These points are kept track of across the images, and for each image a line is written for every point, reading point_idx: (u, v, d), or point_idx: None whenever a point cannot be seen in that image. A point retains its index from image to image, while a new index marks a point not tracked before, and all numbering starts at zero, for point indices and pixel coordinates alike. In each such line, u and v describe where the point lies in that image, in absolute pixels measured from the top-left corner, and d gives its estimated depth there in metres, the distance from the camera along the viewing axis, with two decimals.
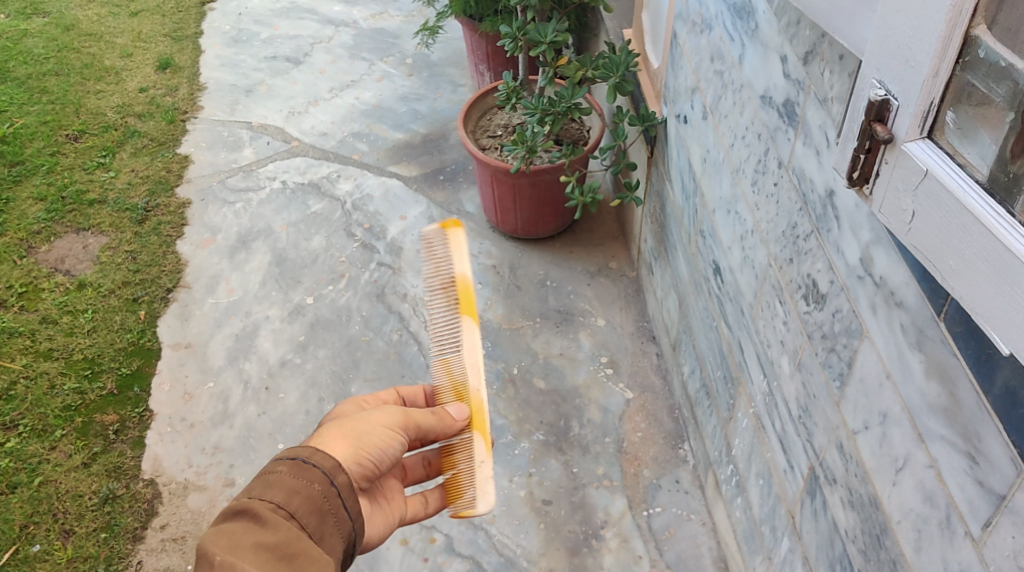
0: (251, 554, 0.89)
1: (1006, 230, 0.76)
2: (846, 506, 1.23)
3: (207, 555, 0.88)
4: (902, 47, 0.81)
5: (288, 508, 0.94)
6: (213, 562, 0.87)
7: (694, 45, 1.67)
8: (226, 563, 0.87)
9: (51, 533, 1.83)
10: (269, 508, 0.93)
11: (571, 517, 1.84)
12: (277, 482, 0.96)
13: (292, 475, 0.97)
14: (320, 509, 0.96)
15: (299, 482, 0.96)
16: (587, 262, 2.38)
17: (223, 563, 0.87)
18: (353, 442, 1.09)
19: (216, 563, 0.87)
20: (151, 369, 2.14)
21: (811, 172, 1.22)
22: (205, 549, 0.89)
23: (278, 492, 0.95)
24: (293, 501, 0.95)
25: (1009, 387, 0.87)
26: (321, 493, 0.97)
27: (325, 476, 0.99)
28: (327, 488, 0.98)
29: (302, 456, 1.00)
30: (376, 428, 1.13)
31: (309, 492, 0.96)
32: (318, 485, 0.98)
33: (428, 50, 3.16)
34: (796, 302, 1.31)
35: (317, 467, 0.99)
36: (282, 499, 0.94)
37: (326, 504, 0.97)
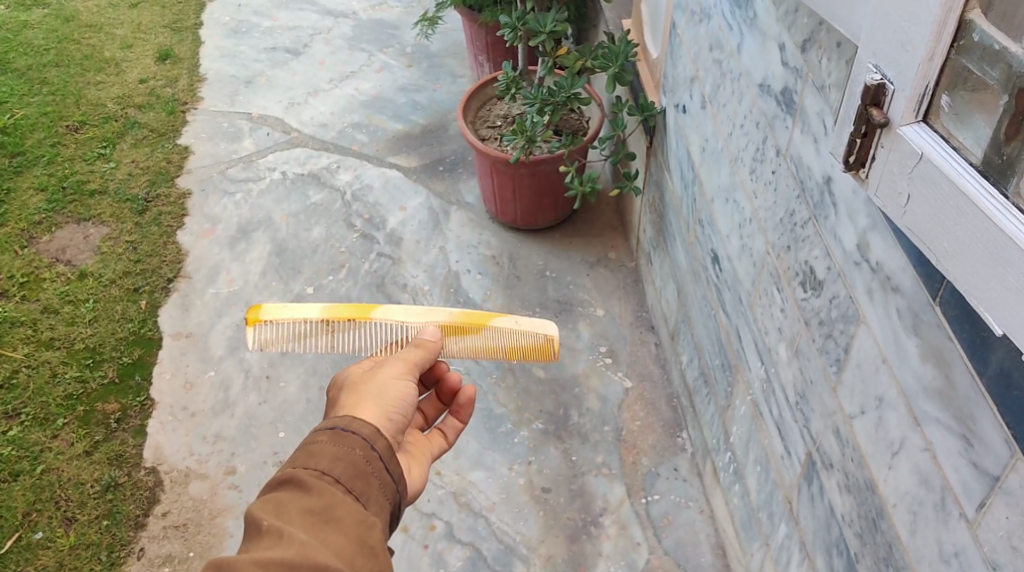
0: (298, 519, 0.89)
1: (1000, 212, 0.76)
2: (843, 490, 1.24)
3: (255, 522, 0.89)
4: (898, 31, 0.82)
5: (332, 474, 0.94)
6: (261, 528, 0.88)
7: (693, 35, 1.68)
8: (274, 527, 0.88)
9: (53, 520, 1.84)
10: (313, 475, 0.93)
11: (570, 504, 1.85)
12: (319, 451, 0.96)
13: (333, 444, 0.97)
14: (364, 473, 0.96)
15: (341, 449, 0.97)
16: (586, 253, 2.39)
17: (270, 528, 0.88)
18: (376, 402, 1.06)
19: (264, 528, 0.88)
20: (152, 359, 2.15)
21: (808, 159, 1.23)
22: (252, 517, 0.89)
23: (322, 459, 0.95)
24: (337, 467, 0.95)
25: (1004, 369, 0.88)
26: (363, 458, 0.97)
27: (364, 442, 0.99)
28: (369, 453, 0.98)
29: (341, 425, 1.00)
30: (392, 383, 1.10)
31: (353, 457, 0.97)
32: (359, 449, 0.98)
33: (427, 41, 3.16)
34: (793, 289, 1.32)
35: (356, 433, 0.99)
36: (326, 465, 0.95)
37: (369, 468, 0.97)
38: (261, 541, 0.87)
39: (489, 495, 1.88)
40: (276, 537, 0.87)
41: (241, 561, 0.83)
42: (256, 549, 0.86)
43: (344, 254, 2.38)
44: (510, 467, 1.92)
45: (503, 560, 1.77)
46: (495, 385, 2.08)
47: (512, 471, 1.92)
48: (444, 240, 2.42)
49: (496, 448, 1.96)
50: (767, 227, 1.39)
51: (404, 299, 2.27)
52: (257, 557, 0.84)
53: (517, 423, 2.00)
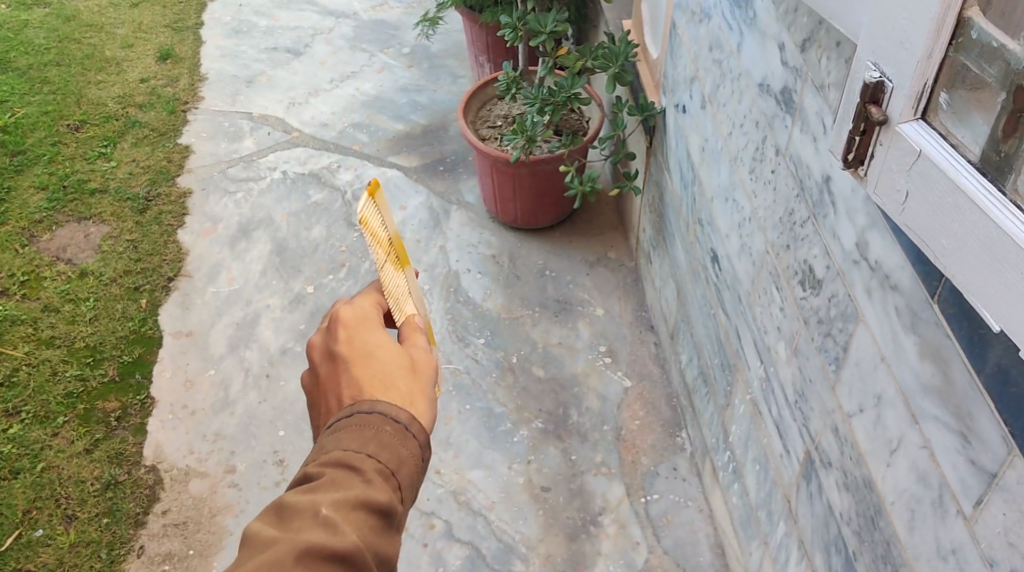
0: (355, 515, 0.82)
1: (998, 210, 0.77)
2: (841, 488, 1.24)
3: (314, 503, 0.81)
4: (897, 29, 0.83)
5: (395, 477, 0.86)
6: (317, 514, 0.80)
7: (693, 34, 1.68)
8: (331, 521, 0.80)
9: (53, 518, 1.84)
10: (380, 470, 0.85)
11: (570, 503, 1.86)
12: (385, 443, 0.86)
13: (399, 439, 0.87)
14: (415, 481, 0.88)
15: (405, 450, 0.87)
16: (586, 252, 2.39)
17: (327, 520, 0.80)
18: (428, 398, 0.94)
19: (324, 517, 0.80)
20: (152, 357, 2.15)
21: (808, 158, 1.23)
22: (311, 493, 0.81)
23: (389, 456, 0.86)
24: (402, 472, 0.86)
25: (1001, 366, 0.88)
26: (418, 465, 0.88)
27: (422, 449, 0.90)
28: (423, 461, 0.90)
29: (405, 420, 0.89)
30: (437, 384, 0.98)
31: (411, 462, 0.88)
32: (416, 455, 0.89)
33: (428, 42, 3.17)
34: (792, 287, 1.32)
35: (418, 438, 0.89)
36: (392, 464, 0.86)
37: (420, 477, 0.89)
38: (313, 528, 0.80)
39: (488, 494, 1.88)
40: (332, 530, 0.80)
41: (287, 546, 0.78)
42: (307, 535, 0.79)
43: (345, 253, 2.39)
44: (509, 466, 1.93)
45: (502, 559, 1.78)
46: (494, 384, 2.08)
47: (512, 470, 1.92)
48: (444, 239, 2.42)
49: (495, 447, 1.96)
50: (766, 226, 1.39)
51: None
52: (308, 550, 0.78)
53: (517, 421, 2.00)
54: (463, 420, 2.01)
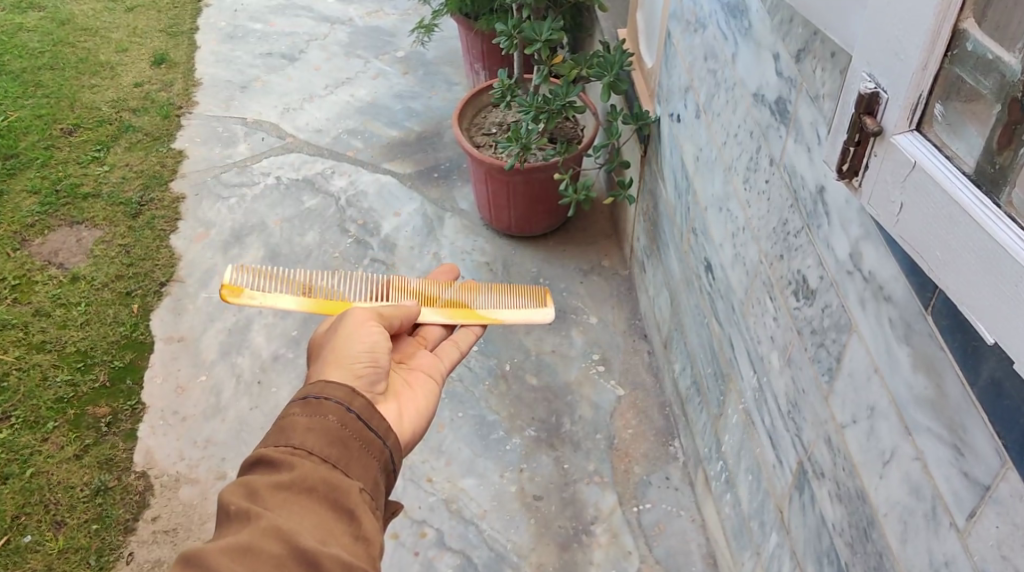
0: (270, 495, 0.91)
1: (993, 222, 0.77)
2: (834, 499, 1.24)
3: (224, 507, 0.91)
4: (891, 41, 0.84)
5: (305, 447, 0.95)
6: (229, 512, 0.90)
7: (687, 44, 1.69)
8: (242, 510, 0.90)
9: (42, 523, 1.83)
10: (285, 451, 0.95)
11: (562, 513, 1.85)
12: (292, 426, 0.97)
13: (304, 415, 0.98)
14: (340, 438, 0.98)
15: (313, 419, 0.98)
16: (580, 261, 2.39)
17: (238, 512, 0.90)
18: (339, 365, 1.06)
19: (236, 511, 0.90)
20: (144, 362, 2.14)
21: (802, 169, 1.23)
22: (222, 501, 0.92)
23: (295, 431, 0.97)
24: (309, 439, 0.96)
25: (995, 378, 0.88)
26: (337, 423, 0.99)
27: (339, 405, 1.00)
28: (343, 416, 1.00)
29: (313, 393, 1.01)
30: (355, 340, 1.10)
31: (327, 426, 0.98)
32: (333, 414, 0.99)
33: (423, 49, 3.17)
34: (786, 297, 1.32)
35: (329, 399, 1.00)
36: (299, 439, 0.96)
37: (345, 432, 0.98)
38: (231, 524, 0.90)
39: (480, 502, 1.87)
40: (244, 520, 0.89)
41: (205, 547, 0.86)
42: (225, 535, 0.89)
43: (339, 259, 2.38)
44: (501, 474, 1.92)
45: (494, 568, 1.77)
46: (487, 392, 2.08)
47: (504, 478, 1.91)
48: (439, 245, 2.42)
49: (487, 455, 1.96)
50: (760, 236, 1.39)
51: None
52: (220, 544, 0.86)
53: (509, 430, 2.00)
54: (455, 427, 2.00)
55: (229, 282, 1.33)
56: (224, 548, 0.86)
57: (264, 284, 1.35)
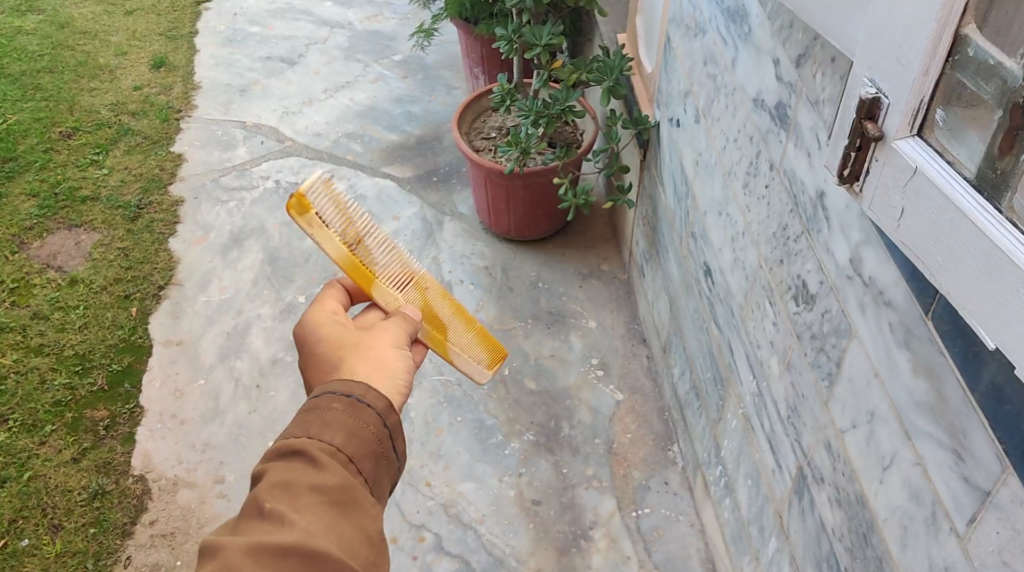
0: (303, 499, 0.92)
1: (995, 227, 0.77)
2: (833, 504, 1.24)
3: (257, 502, 0.91)
4: (892, 46, 0.84)
5: (343, 452, 0.97)
6: (263, 508, 0.90)
7: (687, 49, 1.69)
8: (277, 511, 0.90)
9: (39, 527, 1.83)
10: (325, 452, 0.96)
11: (560, 517, 1.85)
12: (334, 424, 0.98)
13: (347, 417, 0.99)
14: (374, 453, 1.00)
15: (356, 424, 0.99)
16: (578, 265, 2.39)
17: (273, 512, 0.90)
18: (385, 374, 1.08)
19: (270, 510, 0.90)
20: (142, 365, 2.14)
21: (802, 174, 1.23)
22: (256, 496, 0.91)
23: (336, 433, 0.97)
24: (350, 444, 0.97)
25: (995, 384, 0.88)
26: (374, 436, 1.00)
27: (379, 418, 1.01)
28: (381, 431, 1.01)
29: (356, 394, 1.02)
30: (392, 354, 1.12)
31: (367, 436, 0.99)
32: (373, 426, 1.00)
33: (422, 53, 3.17)
34: (785, 302, 1.32)
35: (371, 407, 1.01)
36: (340, 441, 0.97)
37: (379, 447, 1.00)
38: (262, 522, 0.89)
39: (478, 507, 1.87)
40: (278, 522, 0.89)
41: (234, 547, 0.86)
42: (255, 532, 0.88)
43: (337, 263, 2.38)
44: (500, 479, 1.92)
45: None
46: (485, 396, 2.07)
47: (502, 483, 1.91)
48: (438, 249, 2.42)
49: (486, 459, 1.95)
50: (760, 240, 1.39)
51: None
52: (253, 544, 0.86)
53: (508, 434, 2.00)
54: (453, 432, 2.00)
55: (300, 193, 1.23)
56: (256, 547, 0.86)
57: (327, 212, 1.27)
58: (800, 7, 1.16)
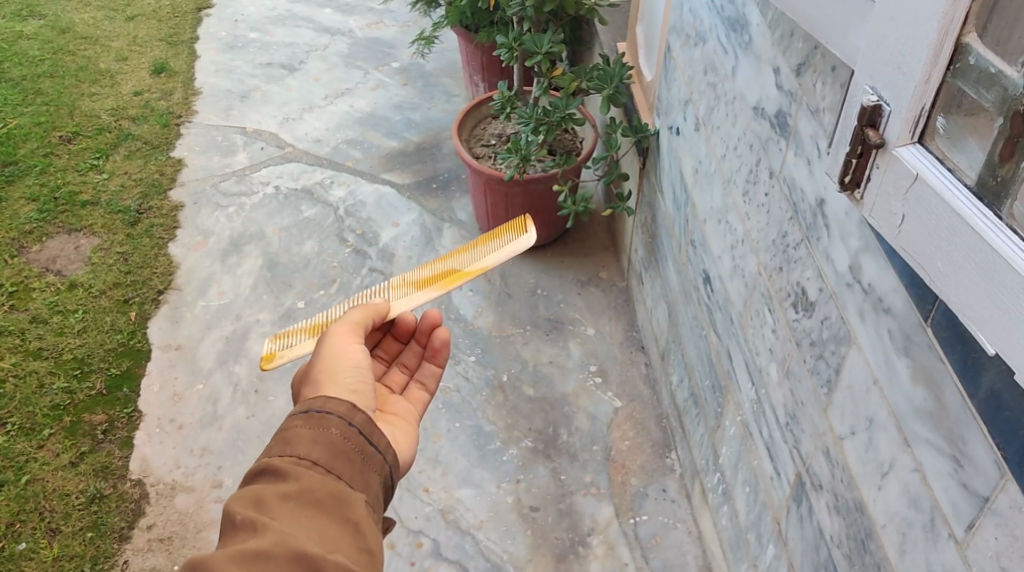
0: (277, 503, 0.92)
1: (995, 234, 0.77)
2: (832, 511, 1.24)
3: (230, 517, 0.91)
4: (894, 54, 0.85)
5: (310, 458, 0.96)
6: (235, 521, 0.91)
7: (687, 57, 1.70)
8: (249, 521, 0.90)
9: (37, 531, 1.82)
10: (291, 461, 0.95)
11: (558, 524, 1.85)
12: (296, 437, 0.98)
13: (308, 427, 0.99)
14: (344, 450, 0.98)
15: (318, 432, 0.98)
16: (577, 272, 2.40)
17: (245, 522, 0.90)
18: (338, 381, 1.08)
19: (243, 520, 0.90)
20: (140, 370, 2.14)
21: (801, 182, 1.24)
22: (229, 511, 0.92)
23: (299, 444, 0.97)
24: (315, 450, 0.97)
25: (995, 390, 0.89)
26: (340, 436, 0.99)
27: (341, 420, 1.00)
28: (346, 430, 1.00)
29: (315, 407, 1.01)
30: (345, 356, 1.12)
31: (334, 438, 0.99)
32: (336, 428, 0.99)
33: (423, 61, 3.18)
34: (785, 309, 1.33)
35: (331, 413, 1.01)
36: (304, 450, 0.96)
37: (349, 445, 0.99)
38: (237, 534, 0.90)
39: (477, 513, 1.87)
40: (251, 530, 0.89)
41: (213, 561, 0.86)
42: (232, 544, 0.89)
43: (336, 268, 2.39)
44: (498, 485, 1.92)
45: None
46: (484, 402, 2.08)
47: (500, 489, 1.91)
48: (437, 256, 2.43)
49: (484, 465, 1.95)
50: (759, 248, 1.40)
51: None
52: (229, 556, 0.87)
53: (506, 440, 2.00)
54: (452, 438, 2.00)
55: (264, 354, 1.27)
56: (232, 556, 0.86)
57: (289, 343, 1.29)
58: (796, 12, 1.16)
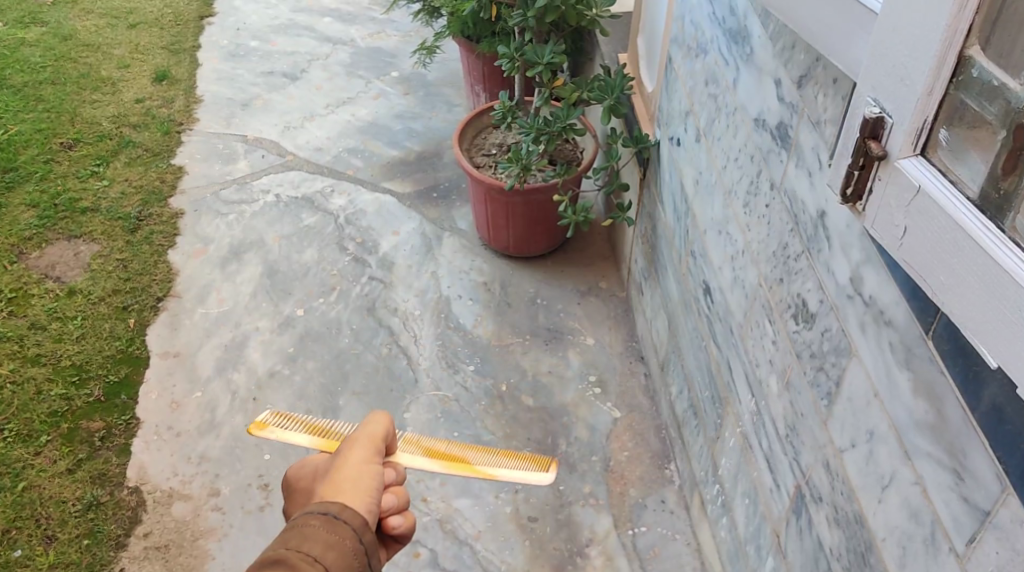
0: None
1: (998, 247, 0.77)
2: (831, 523, 1.24)
3: None
4: (897, 67, 0.85)
5: (323, 561, 0.91)
6: None
7: (688, 69, 1.71)
8: None
9: (33, 538, 1.81)
10: (305, 559, 0.90)
11: (557, 535, 1.84)
12: (311, 535, 0.93)
13: (325, 530, 0.93)
14: (352, 563, 0.93)
15: (333, 536, 0.93)
16: (577, 282, 2.40)
17: None
18: (355, 493, 0.99)
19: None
20: (139, 377, 2.13)
21: (802, 194, 1.24)
22: None
23: (314, 545, 0.92)
24: (327, 554, 0.91)
25: (996, 404, 0.88)
26: (352, 550, 0.93)
27: (355, 533, 0.95)
28: (359, 547, 0.94)
29: (333, 510, 0.96)
30: (365, 471, 1.02)
31: (347, 551, 0.93)
32: (350, 539, 0.94)
33: (425, 70, 3.19)
34: (785, 321, 1.33)
35: (347, 522, 0.95)
36: (318, 551, 0.91)
37: (358, 561, 0.93)
38: None
39: (474, 523, 1.86)
40: None
41: None
42: None
43: (336, 277, 2.39)
44: (496, 495, 1.91)
45: None
46: (482, 412, 2.07)
47: (499, 500, 1.90)
48: (437, 264, 2.43)
49: (482, 476, 1.95)
50: (760, 259, 1.40)
51: (394, 324, 2.26)
52: None
53: (505, 450, 1.99)
54: None
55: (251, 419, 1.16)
56: None
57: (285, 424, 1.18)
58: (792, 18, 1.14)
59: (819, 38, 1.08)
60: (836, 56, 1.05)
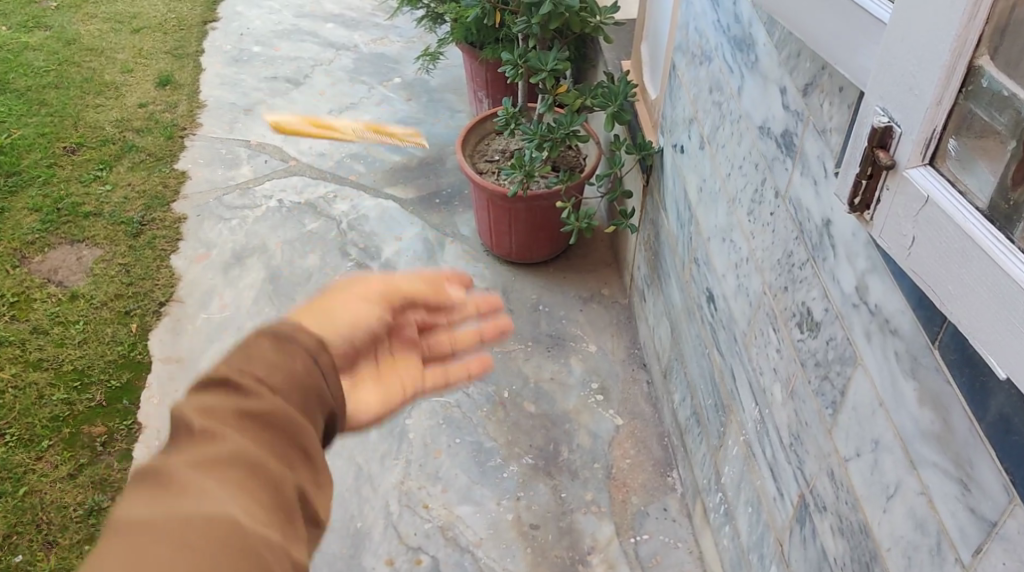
0: (231, 421, 0.73)
1: (1007, 257, 0.77)
2: (835, 533, 1.23)
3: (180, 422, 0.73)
4: (905, 76, 0.84)
5: (271, 382, 0.77)
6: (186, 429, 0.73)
7: (692, 76, 1.70)
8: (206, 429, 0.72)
9: (34, 544, 1.81)
10: (249, 378, 0.76)
11: (559, 542, 1.84)
12: (253, 357, 0.78)
13: (270, 351, 0.79)
14: (304, 386, 0.79)
15: (281, 358, 0.79)
16: (579, 288, 2.40)
17: (202, 429, 0.72)
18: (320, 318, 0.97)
19: (194, 429, 0.72)
20: (141, 382, 2.13)
21: (808, 202, 1.24)
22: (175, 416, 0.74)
23: (259, 365, 0.78)
24: (275, 375, 0.77)
25: (1003, 414, 0.88)
26: (303, 370, 0.80)
27: (306, 352, 0.81)
28: (310, 365, 0.81)
29: (279, 329, 0.82)
30: (350, 307, 1.00)
31: (302, 372, 0.79)
32: (300, 360, 0.80)
33: (428, 76, 3.19)
34: (790, 329, 1.33)
35: (298, 342, 0.81)
36: (264, 371, 0.77)
37: (310, 380, 0.80)
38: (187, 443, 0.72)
39: (476, 530, 1.86)
40: (209, 437, 0.71)
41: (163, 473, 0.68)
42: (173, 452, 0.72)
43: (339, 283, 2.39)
44: (498, 502, 1.91)
45: None
46: (484, 418, 2.07)
47: (500, 506, 1.90)
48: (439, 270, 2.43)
49: (484, 482, 1.94)
50: (764, 267, 1.40)
51: None
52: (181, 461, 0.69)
53: (506, 457, 1.99)
54: (452, 454, 1.99)
55: None
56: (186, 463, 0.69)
57: None
58: (799, 28, 1.14)
59: (826, 47, 1.07)
60: (844, 67, 1.05)
